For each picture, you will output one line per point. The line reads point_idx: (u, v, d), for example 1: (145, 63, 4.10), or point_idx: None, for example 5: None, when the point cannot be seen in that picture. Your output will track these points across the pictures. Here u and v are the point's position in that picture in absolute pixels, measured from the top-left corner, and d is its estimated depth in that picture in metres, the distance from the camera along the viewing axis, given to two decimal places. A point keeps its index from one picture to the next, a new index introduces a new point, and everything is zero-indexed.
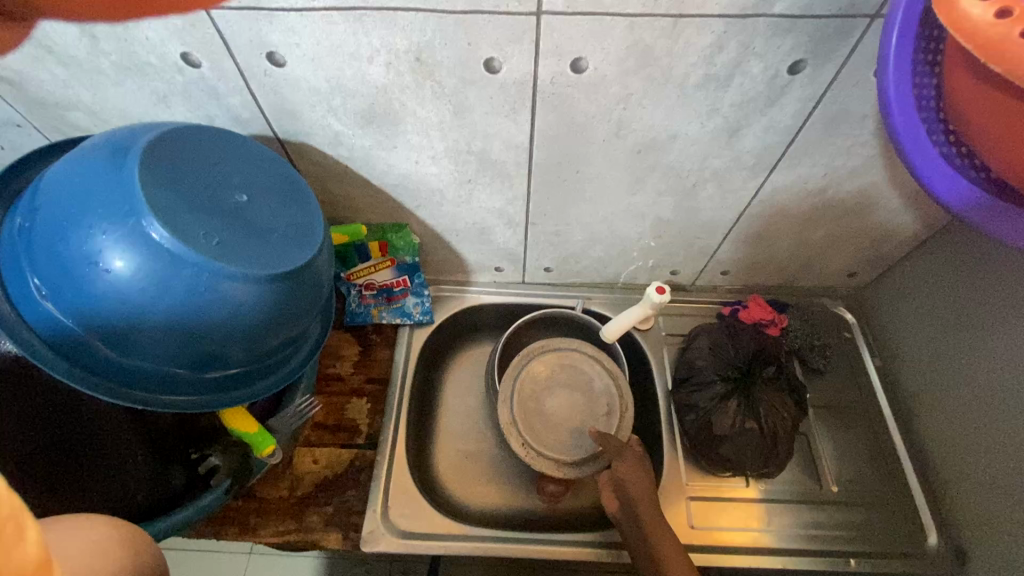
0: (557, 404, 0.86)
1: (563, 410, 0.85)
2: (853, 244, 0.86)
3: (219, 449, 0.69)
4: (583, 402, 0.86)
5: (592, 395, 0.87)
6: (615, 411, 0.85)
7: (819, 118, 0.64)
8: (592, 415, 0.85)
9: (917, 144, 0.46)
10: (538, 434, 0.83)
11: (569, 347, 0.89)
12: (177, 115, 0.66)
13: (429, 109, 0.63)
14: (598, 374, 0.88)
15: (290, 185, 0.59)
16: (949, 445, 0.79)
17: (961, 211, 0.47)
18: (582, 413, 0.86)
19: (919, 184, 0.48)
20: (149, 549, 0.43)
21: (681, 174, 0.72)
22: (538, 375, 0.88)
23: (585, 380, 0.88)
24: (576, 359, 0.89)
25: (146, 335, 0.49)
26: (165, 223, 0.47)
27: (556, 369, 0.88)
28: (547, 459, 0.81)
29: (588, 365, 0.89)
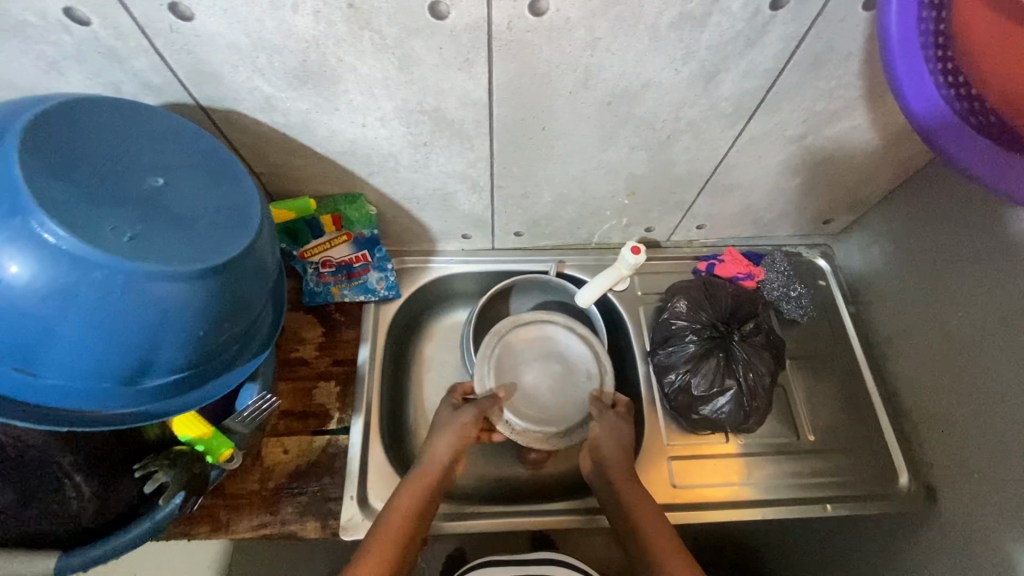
0: (536, 379, 0.84)
1: (542, 384, 0.84)
2: (830, 191, 0.83)
3: (163, 463, 0.56)
4: (562, 371, 0.85)
5: (571, 364, 0.85)
6: (596, 376, 0.83)
7: (801, 59, 0.59)
8: (575, 384, 0.84)
9: (919, 87, 0.47)
10: (522, 410, 0.81)
11: (538, 318, 0.86)
12: (75, 84, 0.56)
13: (371, 64, 0.55)
14: (573, 343, 0.85)
15: (216, 163, 0.51)
16: (921, 388, 0.80)
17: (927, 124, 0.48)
18: (562, 383, 0.84)
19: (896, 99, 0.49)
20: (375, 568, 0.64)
21: (654, 126, 0.67)
22: (512, 351, 0.85)
23: (561, 349, 0.86)
24: (550, 331, 0.86)
25: (60, 349, 0.43)
26: (60, 220, 0.40)
27: (528, 344, 0.85)
28: (536, 433, 0.79)
29: (563, 335, 0.85)
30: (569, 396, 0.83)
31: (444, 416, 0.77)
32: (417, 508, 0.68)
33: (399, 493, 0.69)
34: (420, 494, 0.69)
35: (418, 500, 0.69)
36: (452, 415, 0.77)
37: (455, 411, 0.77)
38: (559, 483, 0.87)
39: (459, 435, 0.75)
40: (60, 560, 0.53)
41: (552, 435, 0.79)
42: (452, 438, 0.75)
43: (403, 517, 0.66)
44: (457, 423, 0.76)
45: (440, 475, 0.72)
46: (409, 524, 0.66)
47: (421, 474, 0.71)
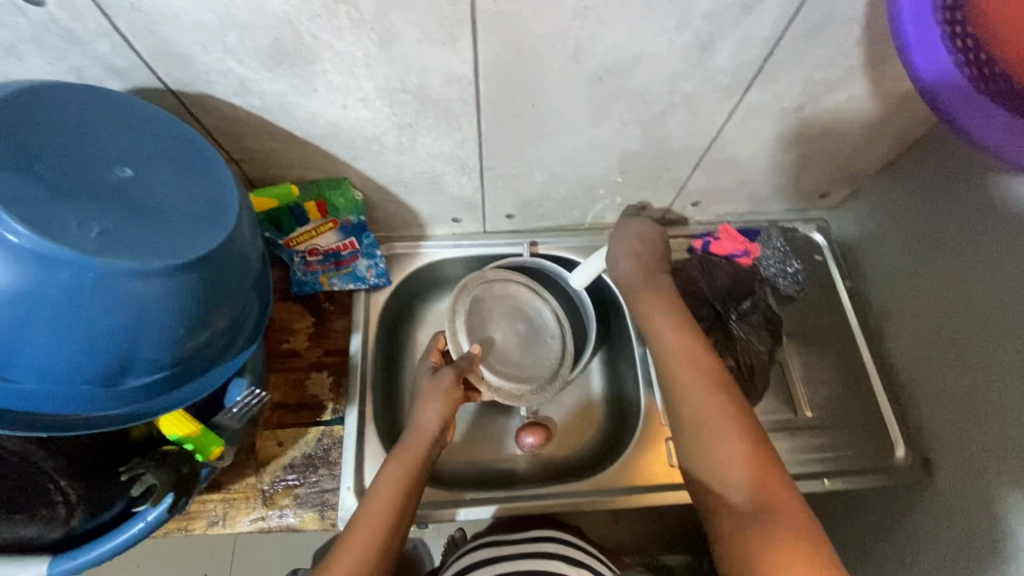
0: (503, 337, 0.82)
1: (509, 342, 0.83)
2: (828, 163, 0.81)
3: (150, 464, 0.53)
4: (527, 330, 0.85)
5: (535, 324, 0.85)
6: (560, 334, 0.86)
7: (800, 26, 0.57)
8: (541, 342, 0.85)
9: (930, 55, 0.46)
10: (495, 368, 0.79)
11: (504, 278, 0.83)
12: (34, 70, 0.53)
13: (349, 41, 0.52)
14: (535, 303, 0.86)
15: (188, 150, 0.48)
16: (917, 362, 0.79)
17: (934, 86, 0.47)
18: (528, 341, 0.84)
19: (904, 59, 0.48)
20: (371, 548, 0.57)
21: (648, 101, 0.64)
22: (481, 308, 0.81)
23: (524, 306, 0.85)
24: (513, 288, 0.84)
25: (31, 353, 0.41)
26: (20, 216, 0.37)
27: (495, 303, 0.83)
28: (509, 390, 0.78)
29: (526, 295, 0.85)
30: (534, 355, 0.84)
31: (424, 384, 0.72)
32: (406, 483, 0.63)
33: (385, 470, 0.64)
34: (408, 468, 0.64)
35: (407, 473, 0.64)
36: (432, 382, 0.72)
37: (435, 377, 0.72)
38: (559, 464, 0.87)
39: (444, 401, 0.70)
40: (52, 564, 0.53)
41: (527, 392, 0.79)
42: (437, 406, 0.70)
43: (391, 492, 0.62)
44: (439, 389, 0.71)
45: (429, 445, 0.67)
46: (398, 500, 0.61)
47: (407, 446, 0.66)
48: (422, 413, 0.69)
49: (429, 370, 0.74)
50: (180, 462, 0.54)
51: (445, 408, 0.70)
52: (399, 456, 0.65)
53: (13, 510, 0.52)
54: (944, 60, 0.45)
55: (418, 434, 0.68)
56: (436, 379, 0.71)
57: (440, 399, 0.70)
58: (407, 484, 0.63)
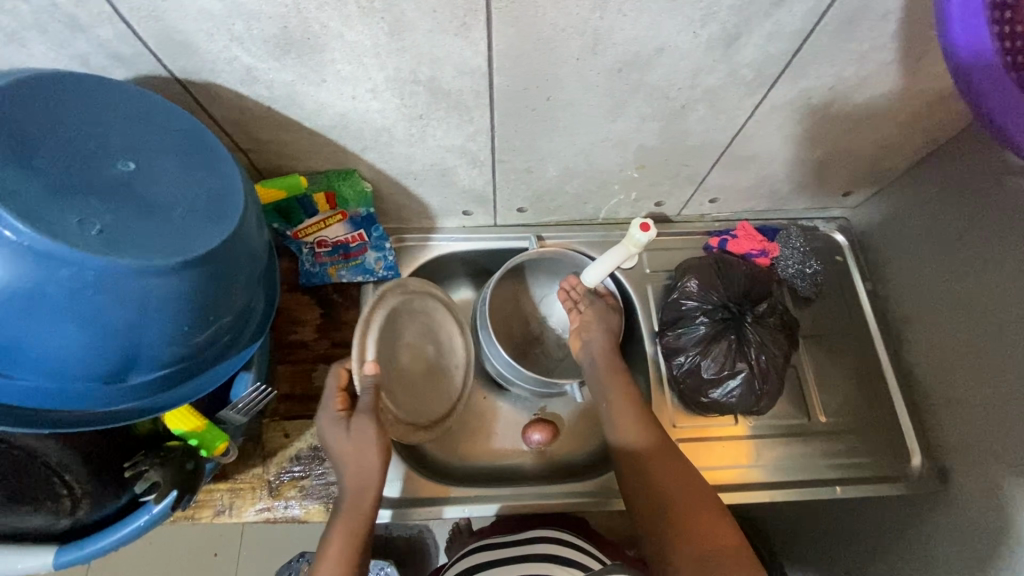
0: (410, 360, 0.75)
1: (416, 367, 0.76)
2: (854, 161, 0.78)
3: (154, 461, 0.53)
4: (433, 355, 0.79)
5: (443, 350, 0.80)
6: (463, 366, 0.82)
7: (833, 19, 0.53)
8: (444, 371, 0.79)
9: (967, 29, 0.43)
10: (397, 397, 0.72)
11: (425, 292, 0.77)
12: (38, 56, 0.52)
13: (359, 30, 0.50)
14: (447, 327, 0.81)
15: (191, 143, 0.47)
16: (936, 370, 0.77)
17: (969, 70, 0.45)
18: (433, 367, 0.78)
19: (941, 38, 0.46)
20: None
21: (668, 95, 0.62)
22: (396, 324, 0.73)
23: (436, 329, 0.79)
24: (429, 306, 0.78)
25: (33, 351, 0.40)
26: (17, 212, 0.36)
27: (411, 319, 0.75)
28: (404, 426, 0.71)
29: (440, 315, 0.79)
30: (436, 384, 0.78)
31: (340, 443, 0.63)
32: (352, 541, 0.60)
33: (328, 533, 0.61)
34: (352, 527, 0.61)
35: (352, 533, 0.61)
36: (351, 437, 0.63)
37: (352, 431, 0.62)
38: (565, 464, 0.86)
39: (373, 455, 0.62)
40: (57, 555, 0.53)
41: (420, 428, 0.74)
42: (366, 458, 0.62)
43: (336, 556, 0.59)
44: (359, 442, 0.62)
45: (370, 500, 0.63)
46: (347, 561, 0.59)
47: (347, 506, 0.62)
48: (353, 472, 0.62)
49: (340, 421, 0.64)
50: (181, 453, 0.54)
51: (378, 461, 0.63)
52: (343, 516, 0.62)
53: (18, 501, 0.52)
54: (982, 36, 0.43)
55: (357, 490, 0.63)
56: (354, 434, 0.62)
57: (367, 453, 0.62)
58: (352, 541, 0.60)
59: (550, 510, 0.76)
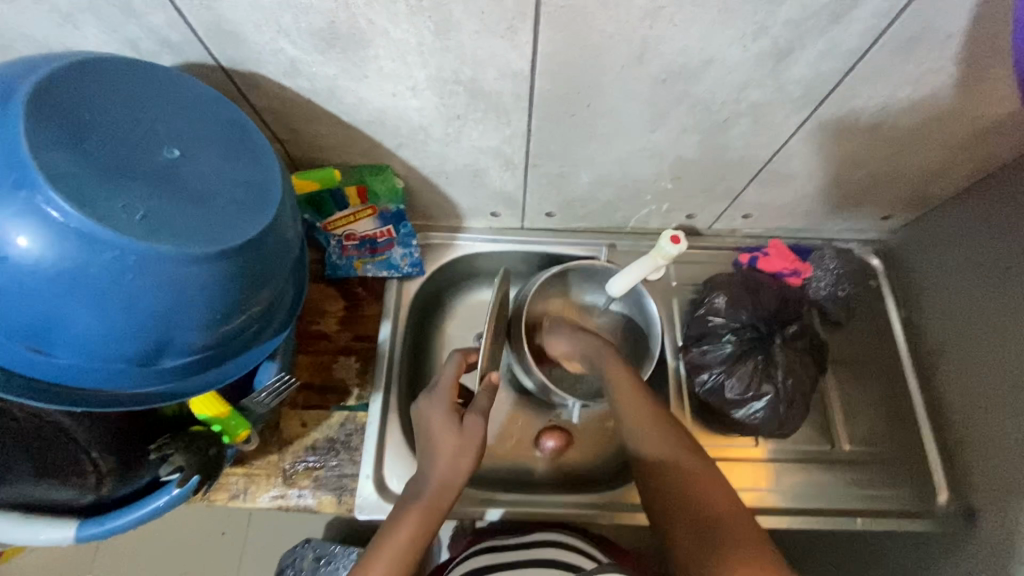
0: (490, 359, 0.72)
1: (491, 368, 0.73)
2: (897, 184, 0.76)
3: (179, 446, 0.53)
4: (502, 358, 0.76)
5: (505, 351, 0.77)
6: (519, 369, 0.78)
7: (890, 39, 0.52)
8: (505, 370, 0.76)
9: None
10: None
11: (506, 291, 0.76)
12: (90, 39, 0.53)
13: (405, 28, 0.50)
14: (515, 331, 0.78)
15: (235, 134, 0.47)
16: (968, 405, 0.74)
17: None
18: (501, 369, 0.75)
19: None
20: None
21: (711, 108, 0.60)
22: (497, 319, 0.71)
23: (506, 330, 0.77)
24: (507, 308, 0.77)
25: (70, 329, 0.41)
26: (67, 195, 0.37)
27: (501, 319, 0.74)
28: None
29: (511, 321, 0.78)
30: None
31: (444, 434, 0.60)
32: (417, 539, 0.56)
33: (398, 520, 0.57)
34: (422, 525, 0.57)
35: (420, 530, 0.56)
36: (457, 436, 0.60)
37: (461, 427, 0.60)
38: (580, 475, 0.85)
39: (470, 457, 0.59)
40: (79, 530, 0.54)
41: None
42: (460, 462, 0.59)
43: (400, 547, 0.55)
44: (463, 441, 0.59)
45: (450, 502, 0.58)
46: (407, 558, 0.55)
47: (426, 499, 0.58)
48: (445, 466, 0.59)
49: (448, 413, 0.61)
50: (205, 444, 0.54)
51: (470, 464, 0.59)
52: (418, 506, 0.58)
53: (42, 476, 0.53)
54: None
55: (440, 488, 0.58)
56: (463, 429, 0.60)
57: (466, 454, 0.59)
58: (417, 539, 0.56)
59: (561, 520, 0.75)
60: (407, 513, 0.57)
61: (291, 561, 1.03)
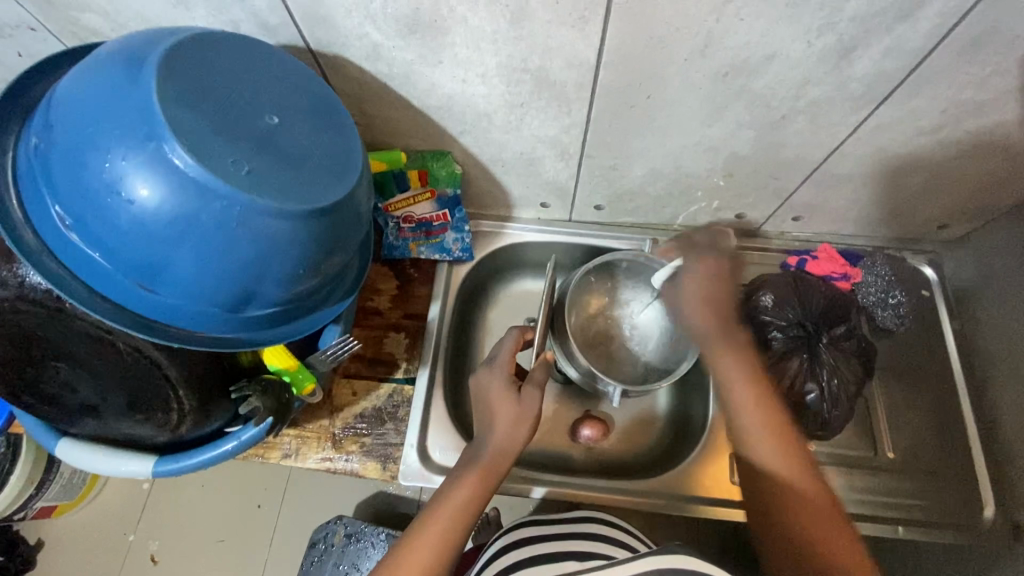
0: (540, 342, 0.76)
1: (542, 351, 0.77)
2: (956, 192, 0.75)
3: (257, 388, 0.58)
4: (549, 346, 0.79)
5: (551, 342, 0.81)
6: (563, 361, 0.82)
7: (959, 37, 0.52)
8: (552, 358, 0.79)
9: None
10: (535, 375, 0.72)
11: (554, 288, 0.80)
12: (198, 20, 0.58)
13: (482, 16, 0.54)
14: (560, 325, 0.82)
15: (325, 108, 0.52)
16: (1023, 419, 0.72)
17: None
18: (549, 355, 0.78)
19: None
20: (449, 542, 0.55)
21: (770, 104, 0.62)
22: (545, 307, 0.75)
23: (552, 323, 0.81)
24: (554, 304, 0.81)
25: (175, 270, 0.45)
26: (188, 147, 0.42)
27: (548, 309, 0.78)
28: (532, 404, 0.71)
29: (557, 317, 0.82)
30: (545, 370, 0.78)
31: (503, 403, 0.63)
32: (475, 501, 0.58)
33: (458, 481, 0.59)
34: (481, 486, 0.59)
35: (478, 490, 0.59)
36: (516, 406, 0.63)
37: (520, 398, 0.63)
38: (615, 464, 0.86)
39: (526, 427, 0.63)
40: (157, 464, 0.59)
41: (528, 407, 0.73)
42: (518, 429, 0.62)
43: (459, 504, 0.58)
44: (521, 411, 0.63)
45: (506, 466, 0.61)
46: (465, 515, 0.57)
47: (484, 461, 0.60)
48: (504, 433, 0.62)
49: (507, 384, 0.65)
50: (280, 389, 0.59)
51: (526, 434, 0.63)
52: (476, 467, 0.60)
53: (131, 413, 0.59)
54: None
55: (499, 453, 0.61)
56: (521, 400, 0.63)
57: (523, 423, 0.62)
58: (476, 497, 0.59)
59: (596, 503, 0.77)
60: (466, 472, 0.60)
61: (323, 535, 1.07)
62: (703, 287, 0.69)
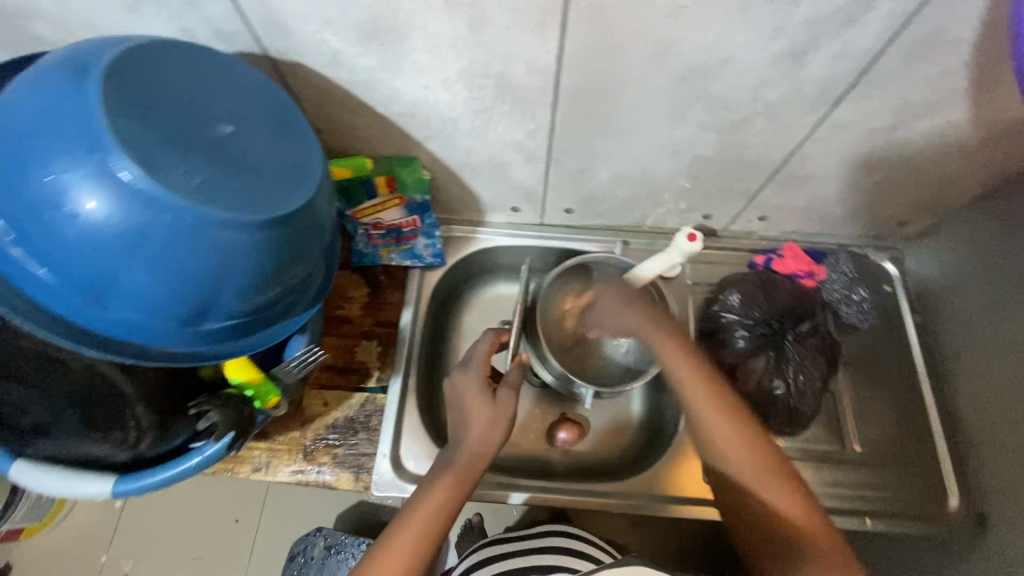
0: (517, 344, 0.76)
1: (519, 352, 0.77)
2: (913, 189, 0.77)
3: (218, 402, 0.57)
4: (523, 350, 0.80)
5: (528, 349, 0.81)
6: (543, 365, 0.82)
7: (906, 40, 0.54)
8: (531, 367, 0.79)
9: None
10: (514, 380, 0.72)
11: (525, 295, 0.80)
12: (151, 27, 0.57)
13: (441, 22, 0.54)
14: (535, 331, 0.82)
15: (282, 116, 0.51)
16: (981, 409, 0.75)
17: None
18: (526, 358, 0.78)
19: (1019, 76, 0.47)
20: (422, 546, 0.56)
21: (729, 107, 0.63)
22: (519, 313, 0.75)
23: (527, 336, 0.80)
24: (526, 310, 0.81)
25: (127, 284, 0.44)
26: (136, 159, 0.41)
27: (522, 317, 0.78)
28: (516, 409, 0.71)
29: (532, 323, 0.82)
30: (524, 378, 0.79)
31: (478, 407, 0.63)
32: (447, 507, 0.58)
33: (433, 485, 0.60)
34: (454, 492, 0.59)
35: (452, 496, 0.59)
36: (491, 408, 0.63)
37: (494, 401, 0.64)
38: (591, 466, 0.86)
39: (501, 429, 0.63)
40: (116, 483, 0.57)
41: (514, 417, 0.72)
42: (492, 432, 0.62)
43: (431, 510, 0.58)
44: (496, 414, 0.63)
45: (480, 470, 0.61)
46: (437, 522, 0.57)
47: (459, 467, 0.61)
48: (479, 435, 0.62)
49: (482, 388, 0.65)
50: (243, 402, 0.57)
51: (501, 436, 0.63)
52: (453, 472, 0.60)
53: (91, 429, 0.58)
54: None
55: (474, 456, 0.61)
56: (496, 404, 0.63)
57: (498, 425, 0.63)
58: (448, 503, 0.59)
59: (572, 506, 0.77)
60: (440, 475, 0.60)
61: (303, 548, 1.05)
62: (635, 313, 0.70)
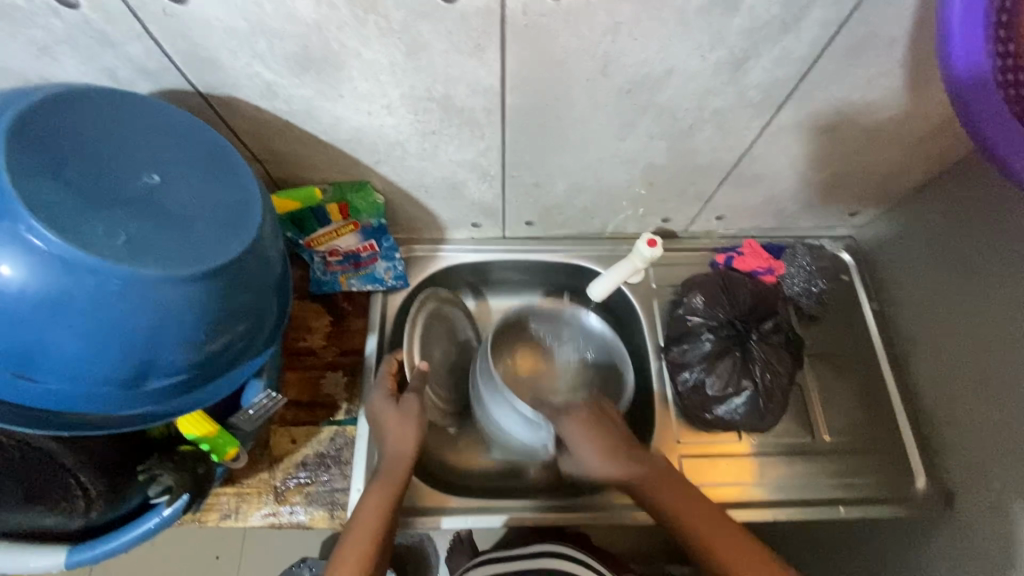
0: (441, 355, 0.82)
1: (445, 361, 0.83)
2: (861, 182, 0.79)
3: (168, 465, 0.55)
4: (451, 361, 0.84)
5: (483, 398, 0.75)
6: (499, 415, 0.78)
7: (840, 44, 0.55)
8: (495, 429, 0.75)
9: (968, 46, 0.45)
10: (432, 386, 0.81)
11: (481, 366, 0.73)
12: (68, 70, 0.54)
13: (376, 50, 0.52)
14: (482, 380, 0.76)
15: (215, 157, 0.49)
16: (939, 390, 0.77)
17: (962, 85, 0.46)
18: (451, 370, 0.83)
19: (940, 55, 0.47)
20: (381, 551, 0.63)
21: (676, 116, 0.63)
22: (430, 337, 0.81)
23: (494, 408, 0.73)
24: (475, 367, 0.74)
25: (56, 353, 0.42)
26: (48, 223, 0.38)
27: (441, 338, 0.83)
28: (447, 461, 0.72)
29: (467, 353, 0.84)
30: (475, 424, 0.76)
31: (388, 413, 0.70)
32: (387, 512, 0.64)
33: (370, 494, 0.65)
34: (386, 493, 0.65)
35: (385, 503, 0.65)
36: (397, 408, 0.70)
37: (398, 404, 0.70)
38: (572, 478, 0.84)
39: (413, 424, 0.69)
40: (68, 555, 0.54)
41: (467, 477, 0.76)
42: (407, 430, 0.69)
43: (376, 514, 0.64)
44: (402, 413, 0.69)
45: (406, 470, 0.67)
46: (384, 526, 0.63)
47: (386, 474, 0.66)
48: (396, 443, 0.68)
49: (387, 396, 0.71)
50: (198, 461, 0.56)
51: (414, 432, 0.69)
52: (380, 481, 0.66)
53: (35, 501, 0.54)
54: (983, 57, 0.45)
55: (394, 461, 0.67)
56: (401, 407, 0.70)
57: (407, 420, 0.69)
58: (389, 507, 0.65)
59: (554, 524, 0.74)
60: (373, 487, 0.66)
61: None
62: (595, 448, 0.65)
